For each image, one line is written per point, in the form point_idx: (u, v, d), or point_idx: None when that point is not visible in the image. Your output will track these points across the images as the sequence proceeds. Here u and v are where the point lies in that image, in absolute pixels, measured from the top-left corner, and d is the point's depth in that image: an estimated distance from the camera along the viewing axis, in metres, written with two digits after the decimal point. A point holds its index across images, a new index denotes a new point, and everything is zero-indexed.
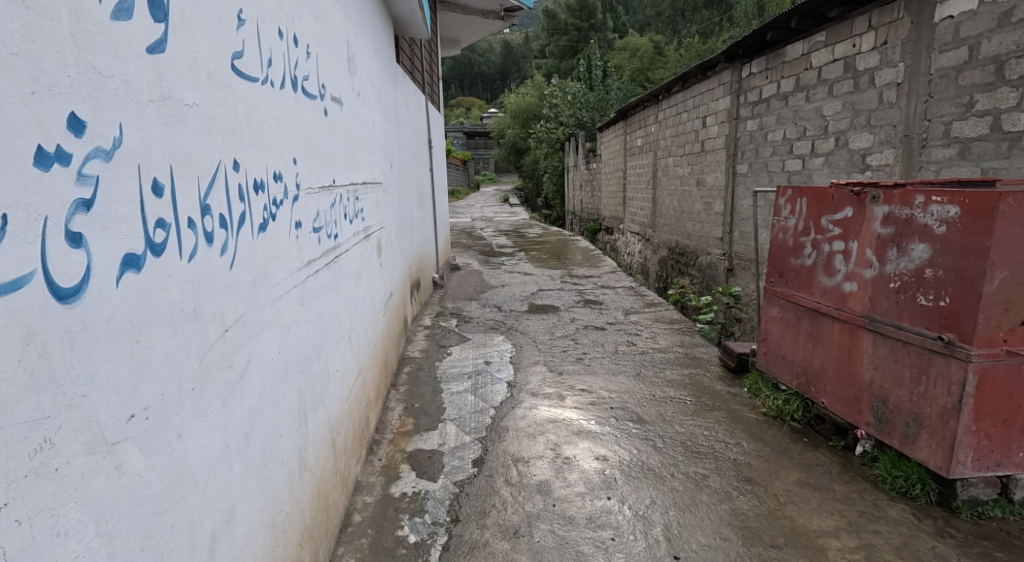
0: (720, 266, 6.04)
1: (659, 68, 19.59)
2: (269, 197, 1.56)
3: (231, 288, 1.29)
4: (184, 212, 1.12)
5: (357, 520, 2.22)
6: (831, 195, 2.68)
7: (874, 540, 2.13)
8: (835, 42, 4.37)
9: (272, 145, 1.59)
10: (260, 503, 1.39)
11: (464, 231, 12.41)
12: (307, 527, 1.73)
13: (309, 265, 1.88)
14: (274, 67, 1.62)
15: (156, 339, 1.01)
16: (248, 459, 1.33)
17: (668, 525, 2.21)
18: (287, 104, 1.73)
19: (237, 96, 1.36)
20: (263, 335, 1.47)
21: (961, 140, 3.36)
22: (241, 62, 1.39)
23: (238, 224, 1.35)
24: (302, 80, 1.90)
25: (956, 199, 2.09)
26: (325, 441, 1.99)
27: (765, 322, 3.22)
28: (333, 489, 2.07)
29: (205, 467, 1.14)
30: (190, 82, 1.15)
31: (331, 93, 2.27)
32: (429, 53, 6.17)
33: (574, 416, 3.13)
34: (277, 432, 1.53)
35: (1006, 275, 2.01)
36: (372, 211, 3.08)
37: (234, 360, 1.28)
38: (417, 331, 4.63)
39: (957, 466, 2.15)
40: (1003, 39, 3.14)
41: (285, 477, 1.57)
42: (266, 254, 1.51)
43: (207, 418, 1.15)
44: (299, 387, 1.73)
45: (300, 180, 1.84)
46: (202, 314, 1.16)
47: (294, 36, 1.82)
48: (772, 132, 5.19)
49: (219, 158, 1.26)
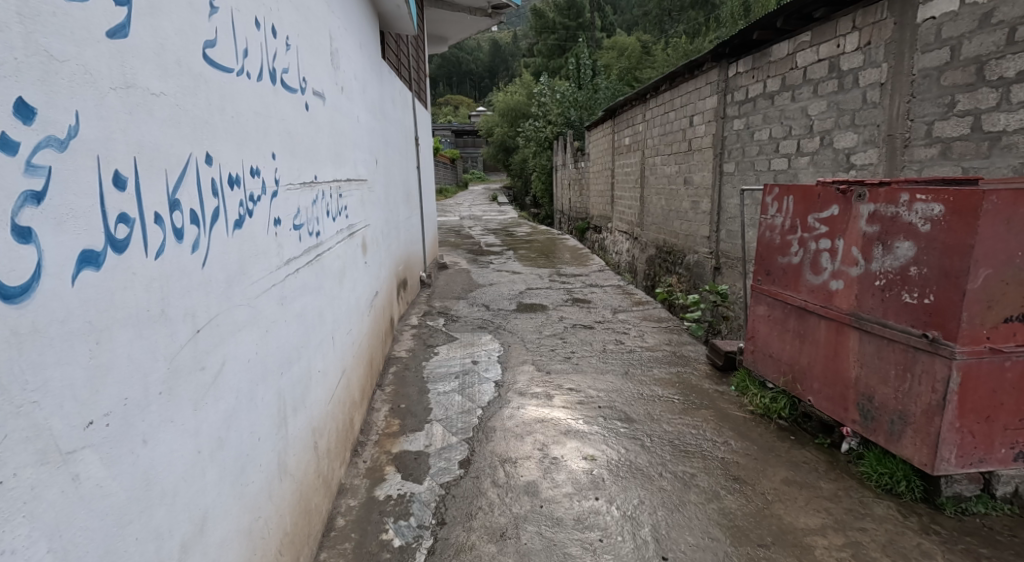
0: (707, 264, 6.06)
1: (646, 68, 19.64)
2: (246, 194, 1.51)
3: (204, 288, 1.25)
4: (150, 207, 1.08)
5: (340, 524, 2.19)
6: (817, 193, 2.68)
7: (861, 537, 2.13)
8: (820, 42, 4.38)
9: (249, 138, 1.55)
10: (234, 511, 1.35)
11: (452, 230, 12.25)
12: (286, 533, 1.68)
13: (289, 263, 1.84)
14: (251, 58, 1.58)
15: (119, 340, 0.97)
16: (222, 466, 1.29)
17: (657, 526, 2.20)
18: (264, 96, 1.68)
19: (209, 86, 1.31)
20: (239, 336, 1.42)
21: (943, 140, 3.38)
22: (214, 51, 1.35)
23: (211, 222, 1.30)
24: (282, 73, 1.85)
25: (941, 198, 2.09)
26: (307, 444, 1.95)
27: (752, 320, 3.21)
28: (315, 493, 2.02)
29: (174, 475, 1.10)
30: (157, 70, 1.11)
31: (313, 88, 2.23)
32: (416, 49, 6.14)
33: (562, 415, 3.11)
34: (253, 437, 1.48)
35: (989, 273, 2.01)
36: (356, 209, 3.04)
37: (207, 362, 1.24)
38: (404, 331, 4.58)
39: (941, 463, 2.15)
40: (983, 39, 3.16)
41: (263, 482, 1.53)
42: (242, 251, 1.47)
43: (177, 424, 1.11)
44: (277, 390, 1.68)
45: (279, 176, 1.80)
46: (172, 314, 1.12)
47: (272, 27, 1.77)
48: (758, 131, 5.20)
49: (191, 150, 1.23)
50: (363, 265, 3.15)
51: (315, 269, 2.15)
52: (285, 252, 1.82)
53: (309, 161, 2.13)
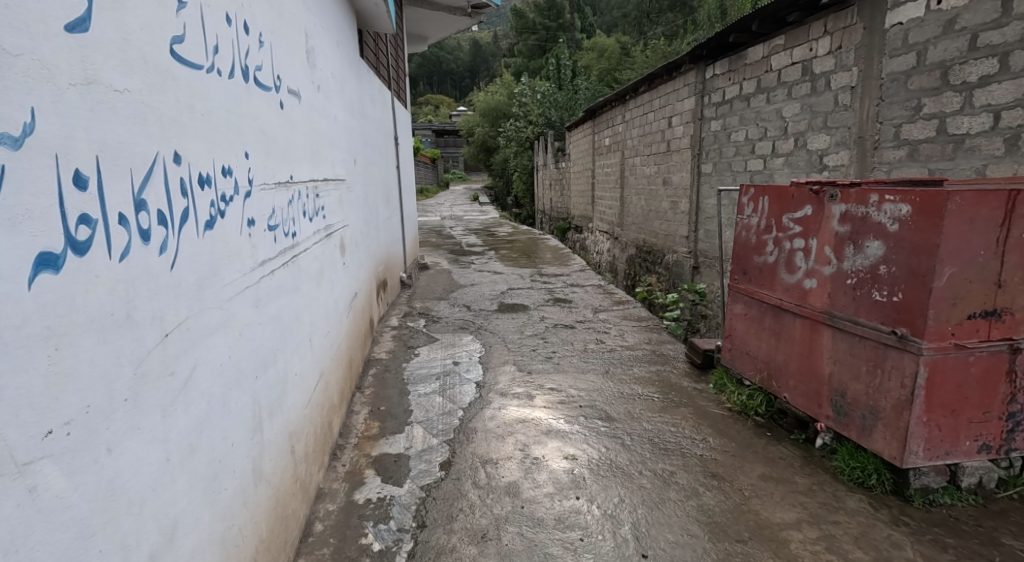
0: (686, 263, 6.15)
1: (626, 68, 19.80)
2: (217, 193, 1.50)
3: (173, 290, 1.24)
4: (114, 207, 1.08)
5: (318, 529, 2.18)
6: (791, 194, 2.74)
7: (834, 530, 2.18)
8: (793, 46, 4.46)
9: (221, 137, 1.54)
10: (207, 519, 1.34)
11: (433, 230, 12.18)
12: (262, 539, 1.68)
13: (264, 264, 1.82)
14: (221, 55, 1.57)
15: (80, 345, 0.97)
16: (193, 473, 1.29)
17: (637, 524, 2.23)
18: (237, 94, 1.67)
19: (177, 83, 1.31)
20: (212, 340, 1.41)
21: (910, 142, 3.48)
22: (182, 47, 1.34)
23: (180, 223, 1.30)
24: (255, 71, 1.84)
25: (908, 198, 2.15)
26: (284, 448, 1.94)
27: (730, 319, 3.26)
28: (292, 499, 2.01)
29: (142, 484, 1.10)
30: (121, 66, 1.10)
31: (287, 85, 2.21)
32: (395, 49, 6.12)
33: (543, 415, 3.13)
34: (227, 442, 1.47)
35: (954, 271, 2.08)
36: (334, 209, 3.02)
37: (177, 367, 1.24)
38: (384, 333, 4.56)
39: (910, 456, 2.21)
40: (948, 45, 3.25)
41: (237, 489, 1.52)
42: (215, 253, 1.46)
43: (144, 431, 1.11)
44: (252, 394, 1.67)
45: (253, 176, 1.78)
46: (138, 317, 1.11)
47: (244, 24, 1.76)
48: (734, 132, 5.28)
49: (157, 149, 1.22)
50: (341, 266, 3.14)
51: (291, 271, 2.14)
52: (260, 253, 1.80)
53: (285, 161, 2.12)
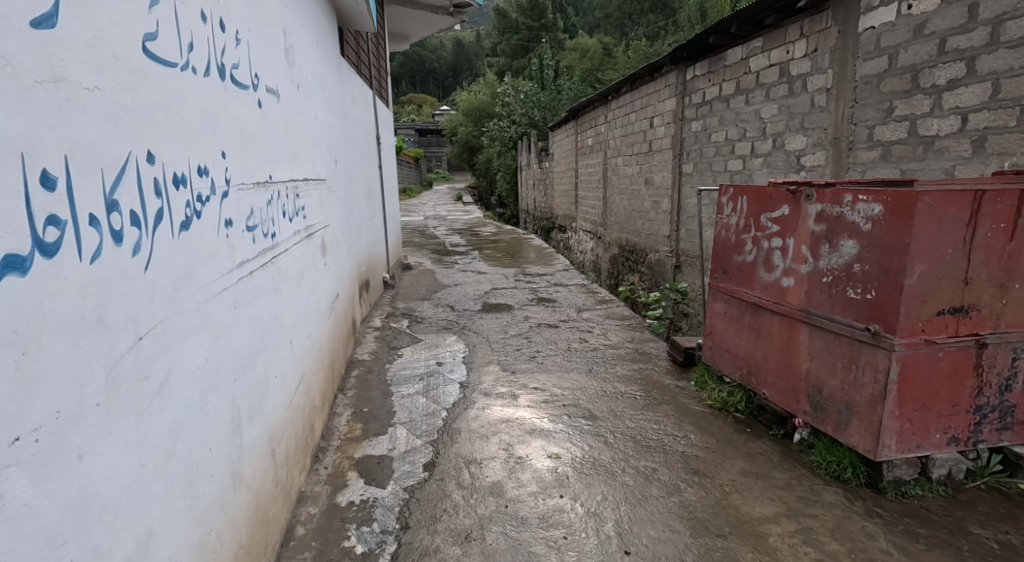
0: (668, 262, 6.21)
1: (608, 68, 19.93)
2: (193, 194, 1.50)
3: (147, 292, 1.24)
4: (84, 208, 1.08)
5: (300, 533, 2.18)
6: (769, 194, 2.79)
7: (811, 523, 2.23)
8: (771, 48, 4.54)
9: (196, 137, 1.53)
10: (184, 526, 1.34)
11: (417, 231, 12.12)
12: (241, 543, 1.67)
13: (242, 265, 1.82)
14: (196, 52, 1.56)
15: (49, 350, 0.97)
16: (169, 478, 1.29)
17: (619, 521, 2.26)
18: (213, 93, 1.67)
19: (150, 81, 1.31)
20: (188, 343, 1.41)
21: (883, 143, 3.56)
22: (154, 44, 1.34)
23: (154, 224, 1.29)
24: (231, 69, 1.84)
25: (880, 198, 2.21)
26: (264, 452, 1.93)
27: (710, 317, 3.31)
28: (273, 502, 2.01)
29: (115, 491, 1.10)
30: (90, 63, 1.10)
31: (266, 84, 2.20)
32: (377, 47, 6.10)
33: (526, 414, 3.15)
34: (204, 446, 1.47)
35: (924, 269, 2.14)
36: (315, 209, 3.01)
37: (151, 371, 1.24)
38: (367, 334, 4.55)
39: (883, 449, 2.27)
40: (917, 49, 3.34)
41: (215, 494, 1.52)
42: (191, 254, 1.46)
43: (117, 437, 1.12)
44: (231, 397, 1.67)
45: (230, 176, 1.78)
46: (110, 321, 1.12)
47: (220, 21, 1.75)
48: (714, 133, 5.35)
49: (130, 149, 1.22)
50: (322, 267, 3.13)
51: (271, 272, 2.13)
52: (238, 255, 1.80)
53: (263, 161, 2.12)
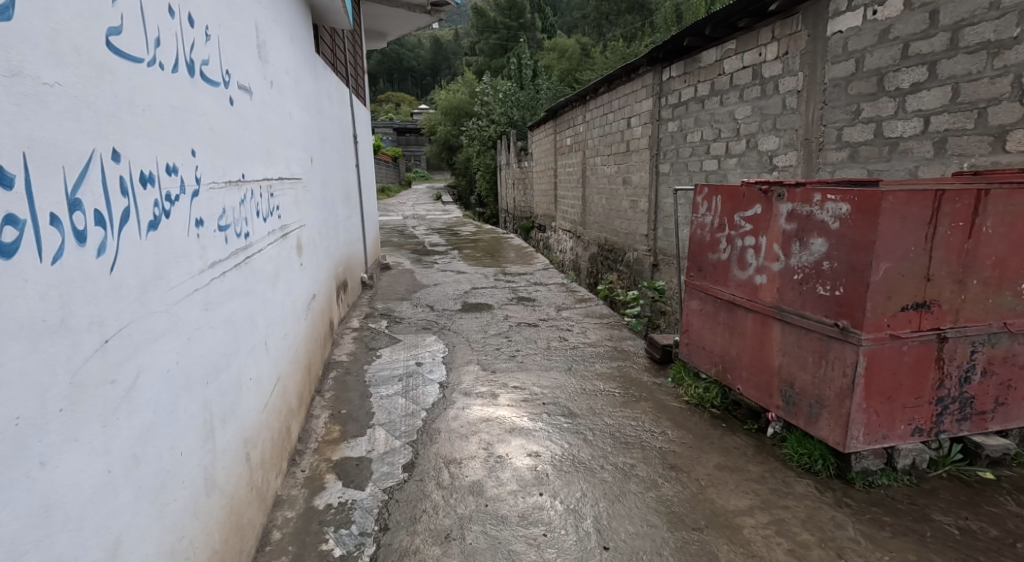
0: (646, 261, 6.29)
1: (587, 69, 20.05)
2: (161, 193, 1.49)
3: (113, 293, 1.25)
4: (44, 208, 1.09)
5: (276, 537, 2.17)
6: (742, 193, 2.86)
7: (784, 514, 2.29)
8: (744, 50, 4.63)
9: (164, 134, 1.53)
10: (154, 533, 1.34)
11: (396, 230, 12.05)
12: (215, 549, 1.67)
13: (214, 266, 1.81)
14: (163, 47, 1.56)
15: (8, 354, 0.98)
16: (138, 484, 1.29)
17: (598, 517, 2.30)
18: (181, 89, 1.65)
19: (115, 76, 1.30)
20: (157, 345, 1.41)
21: (852, 144, 3.66)
22: (119, 38, 1.33)
23: (121, 223, 1.29)
24: (201, 65, 1.83)
25: (848, 198, 2.28)
26: (238, 456, 1.93)
27: (686, 314, 3.37)
28: (247, 507, 1.99)
29: (80, 499, 1.11)
30: (50, 58, 1.11)
31: (237, 81, 2.19)
32: (353, 45, 6.06)
33: (506, 413, 3.18)
34: (175, 451, 1.47)
35: (889, 266, 2.21)
36: (290, 209, 3.00)
37: (118, 375, 1.24)
38: (346, 334, 4.53)
39: (851, 441, 2.34)
40: (883, 53, 3.44)
41: (187, 499, 1.52)
42: (159, 254, 1.45)
43: (82, 443, 1.12)
44: (203, 400, 1.66)
45: (201, 174, 1.77)
46: (74, 323, 1.13)
47: (188, 17, 1.74)
48: (690, 133, 5.43)
49: (94, 146, 1.22)
50: (298, 267, 3.11)
51: (244, 273, 2.12)
52: (209, 255, 1.79)
53: (235, 159, 2.10)
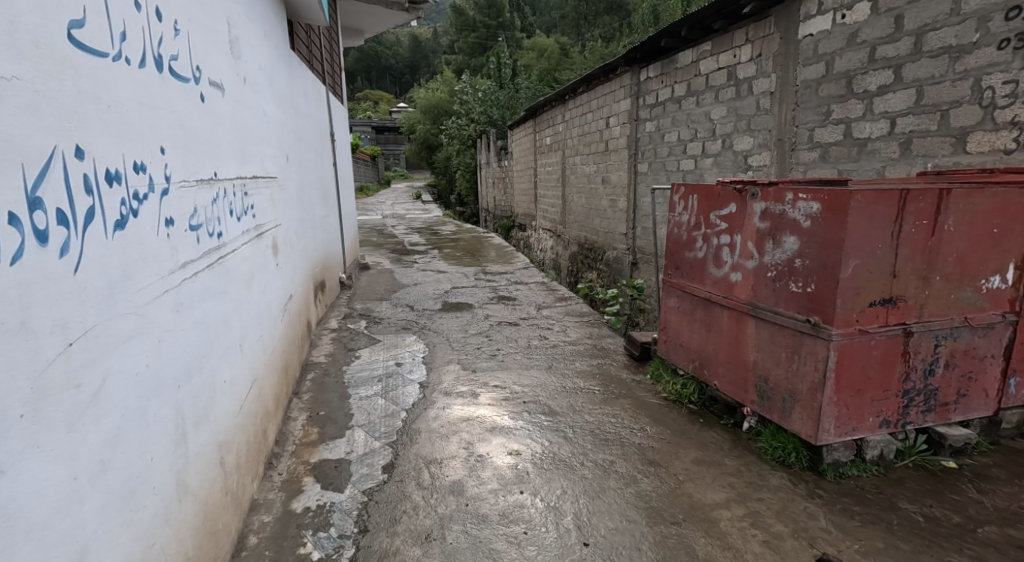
0: (625, 260, 6.35)
1: (565, 68, 20.13)
2: (128, 191, 1.48)
3: (78, 294, 1.24)
4: (2, 206, 1.08)
5: (253, 542, 2.15)
6: (717, 192, 2.91)
7: (759, 506, 2.35)
8: (719, 52, 4.70)
9: (131, 132, 1.51)
10: (125, 540, 1.34)
11: (375, 230, 11.97)
12: (188, 555, 1.66)
13: (186, 266, 1.80)
14: (129, 42, 1.54)
15: None
16: (107, 491, 1.28)
17: (578, 514, 2.33)
18: (149, 84, 1.64)
19: (78, 71, 1.29)
20: (126, 348, 1.40)
21: (822, 145, 3.76)
22: (82, 32, 1.33)
23: (86, 223, 1.29)
24: (169, 61, 1.81)
25: (818, 197, 2.34)
26: (212, 460, 1.92)
27: (664, 312, 3.42)
28: (222, 512, 1.98)
29: (43, 507, 1.11)
30: (8, 53, 1.10)
31: (208, 77, 2.17)
32: (330, 43, 6.01)
33: (486, 413, 3.19)
34: (146, 457, 1.46)
35: (857, 263, 2.28)
36: (265, 208, 2.97)
37: (83, 380, 1.24)
38: (324, 335, 4.50)
39: (823, 434, 2.41)
40: (851, 56, 3.53)
41: (159, 505, 1.51)
42: (127, 254, 1.45)
43: (45, 449, 1.12)
44: (175, 404, 1.65)
45: (170, 172, 1.75)
46: (35, 326, 1.12)
47: (156, 11, 1.73)
48: (667, 133, 5.50)
49: (56, 143, 1.21)
50: (274, 266, 3.09)
51: (218, 273, 2.10)
52: (180, 255, 1.78)
53: (207, 156, 2.08)
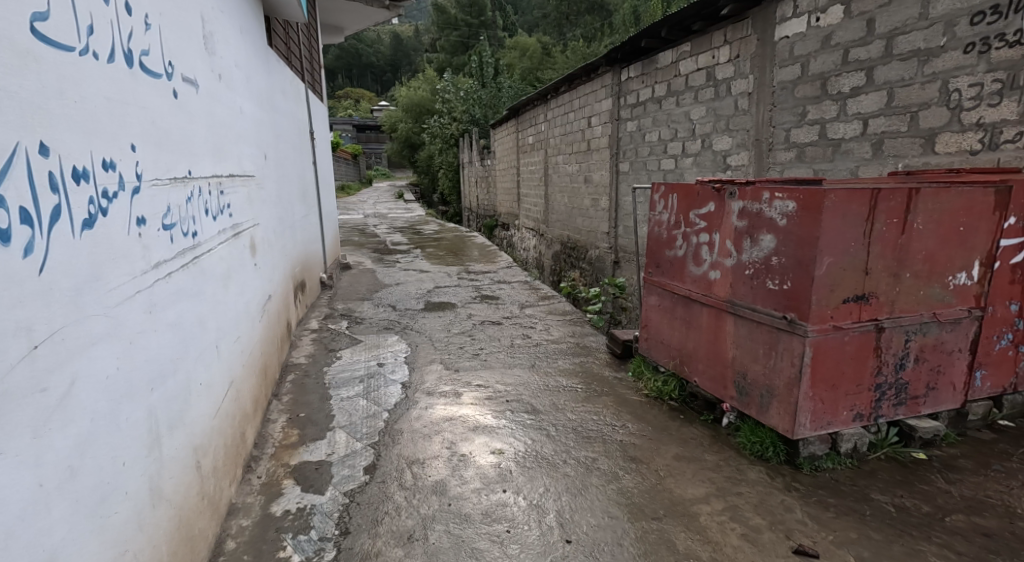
0: (607, 259, 6.40)
1: (547, 68, 20.18)
2: (97, 189, 1.46)
3: (42, 295, 1.23)
4: None
5: (231, 547, 2.14)
6: (696, 191, 2.95)
7: (737, 501, 2.39)
8: (698, 52, 4.76)
9: (100, 129, 1.50)
10: (95, 547, 1.33)
11: (357, 229, 11.89)
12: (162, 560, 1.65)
13: (159, 266, 1.78)
14: (97, 36, 1.52)
15: None
16: (75, 498, 1.27)
17: (561, 511, 2.35)
18: (119, 80, 1.62)
19: (41, 66, 1.28)
20: (96, 351, 1.39)
21: (798, 145, 3.83)
22: (46, 25, 1.31)
23: (51, 221, 1.28)
24: (140, 56, 1.79)
25: (793, 196, 2.39)
26: (188, 464, 1.90)
27: (645, 310, 3.45)
28: (199, 517, 1.97)
29: (8, 514, 1.10)
30: None
31: (182, 73, 2.15)
32: (309, 40, 5.96)
33: (469, 412, 3.20)
34: (117, 462, 1.45)
35: (831, 261, 2.33)
36: (242, 207, 2.94)
37: (50, 384, 1.23)
38: (305, 336, 4.47)
39: (800, 428, 2.46)
40: (826, 58, 3.60)
41: (131, 510, 1.50)
42: (96, 255, 1.43)
43: (9, 455, 1.11)
44: (148, 408, 1.64)
45: (142, 170, 1.73)
46: None
47: (126, 6, 1.71)
48: (648, 133, 5.56)
49: (18, 139, 1.20)
50: (252, 266, 3.06)
51: (193, 273, 2.08)
52: (153, 255, 1.76)
53: (181, 154, 2.06)
